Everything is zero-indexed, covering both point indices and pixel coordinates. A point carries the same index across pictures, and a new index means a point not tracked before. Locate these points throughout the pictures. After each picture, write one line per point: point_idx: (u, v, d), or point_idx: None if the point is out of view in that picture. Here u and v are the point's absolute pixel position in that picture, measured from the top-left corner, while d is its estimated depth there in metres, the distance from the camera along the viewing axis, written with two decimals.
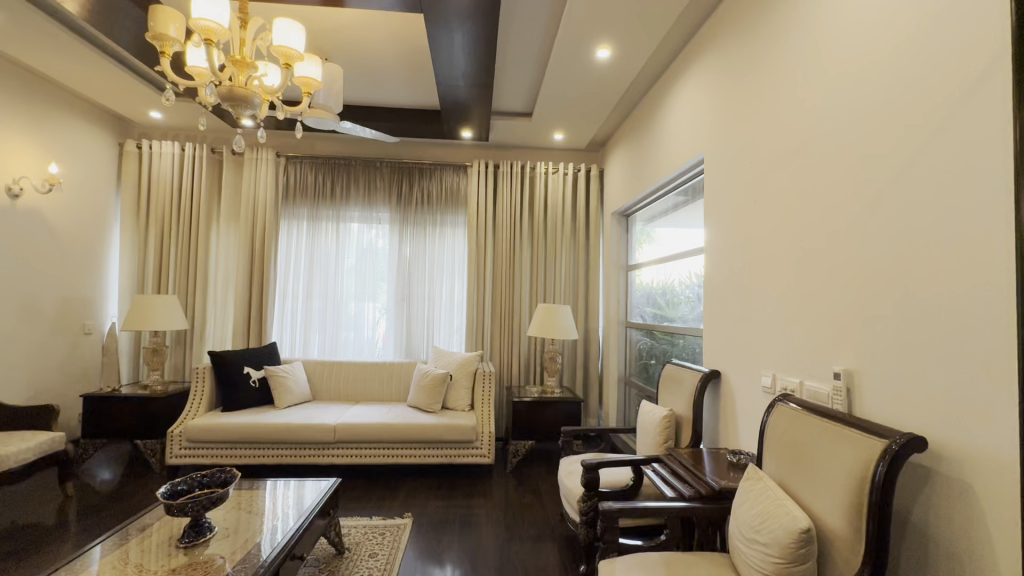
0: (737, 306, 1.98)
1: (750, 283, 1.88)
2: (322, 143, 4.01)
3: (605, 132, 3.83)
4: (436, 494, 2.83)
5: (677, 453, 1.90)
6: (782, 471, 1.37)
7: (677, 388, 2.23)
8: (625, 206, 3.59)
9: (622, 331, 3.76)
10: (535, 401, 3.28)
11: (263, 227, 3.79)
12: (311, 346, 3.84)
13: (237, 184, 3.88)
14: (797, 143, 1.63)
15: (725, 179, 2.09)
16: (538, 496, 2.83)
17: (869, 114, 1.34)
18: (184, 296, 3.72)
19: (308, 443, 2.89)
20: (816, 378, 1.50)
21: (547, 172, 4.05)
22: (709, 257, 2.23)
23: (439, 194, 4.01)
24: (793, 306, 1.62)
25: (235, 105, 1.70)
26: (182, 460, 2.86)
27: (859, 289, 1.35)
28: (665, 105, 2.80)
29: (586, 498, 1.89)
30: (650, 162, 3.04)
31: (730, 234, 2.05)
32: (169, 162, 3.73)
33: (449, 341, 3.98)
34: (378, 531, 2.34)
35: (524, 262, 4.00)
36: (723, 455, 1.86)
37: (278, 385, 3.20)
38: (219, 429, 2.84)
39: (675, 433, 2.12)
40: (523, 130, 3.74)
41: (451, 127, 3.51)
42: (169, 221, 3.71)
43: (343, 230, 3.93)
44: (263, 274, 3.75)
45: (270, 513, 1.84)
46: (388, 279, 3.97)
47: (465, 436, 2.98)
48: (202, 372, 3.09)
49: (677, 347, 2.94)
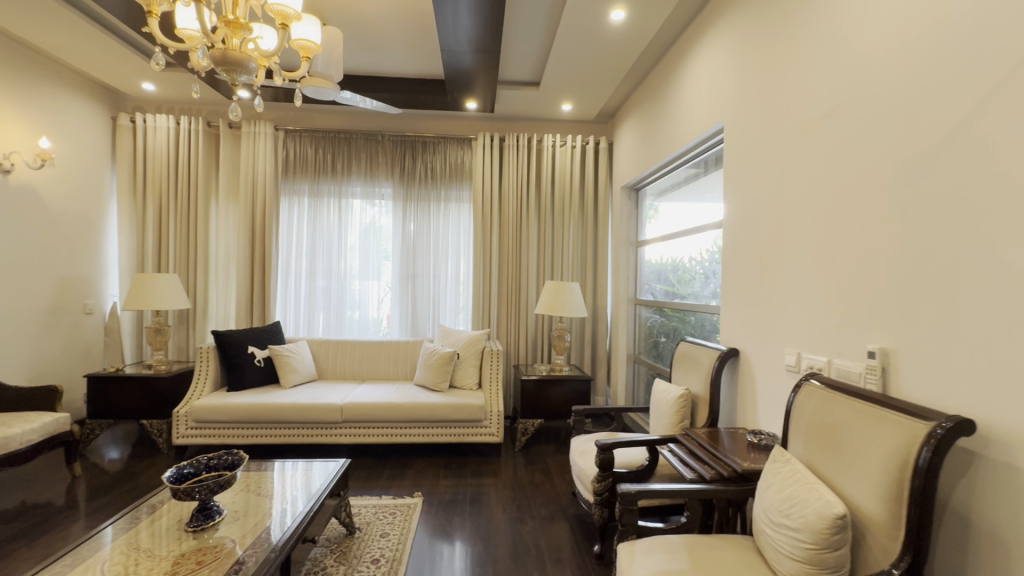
0: (758, 283, 1.90)
1: (773, 258, 1.80)
2: (322, 116, 3.87)
3: (615, 102, 3.69)
4: (446, 472, 2.81)
5: (694, 433, 1.85)
6: (810, 453, 1.31)
7: (693, 367, 2.17)
8: (636, 180, 3.48)
9: (632, 308, 3.69)
10: (543, 380, 3.24)
11: (262, 204, 3.69)
12: (316, 324, 3.79)
13: (235, 160, 3.77)
14: (830, 107, 1.52)
15: (748, 149, 1.98)
16: (548, 475, 2.81)
17: (914, 72, 1.22)
18: (185, 275, 3.65)
19: (314, 422, 2.86)
20: (847, 357, 1.43)
21: (554, 145, 3.91)
22: (727, 232, 2.14)
23: (443, 169, 3.90)
24: (821, 283, 1.53)
25: (229, 70, 1.58)
26: (189, 440, 2.84)
27: (898, 263, 1.26)
28: (681, 71, 2.67)
29: (601, 478, 1.86)
30: (664, 132, 2.91)
31: (751, 208, 1.96)
32: (164, 136, 3.61)
33: (455, 320, 3.92)
34: (388, 510, 2.32)
35: (532, 238, 3.90)
36: (741, 435, 1.81)
37: (283, 364, 3.15)
38: (225, 409, 2.81)
39: (690, 413, 2.07)
40: (530, 100, 3.60)
41: (454, 97, 3.38)
42: (167, 198, 3.61)
43: (345, 207, 3.83)
44: (265, 252, 3.68)
45: (279, 496, 1.81)
46: (393, 257, 3.89)
47: (474, 415, 2.95)
48: (206, 352, 3.04)
49: (689, 325, 2.87)
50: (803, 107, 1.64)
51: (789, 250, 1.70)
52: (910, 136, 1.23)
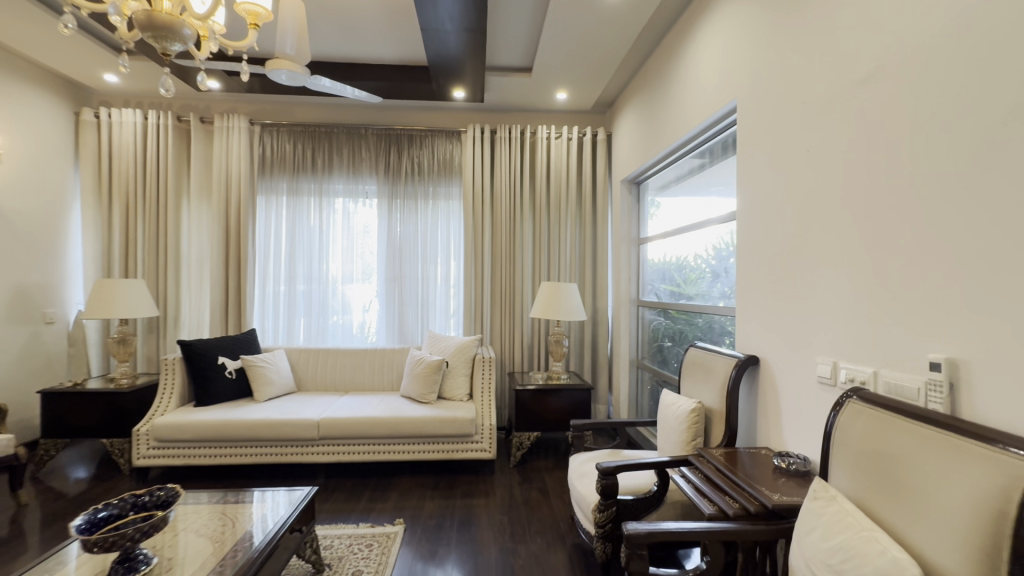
0: (780, 280, 1.65)
1: (799, 252, 1.55)
2: (301, 109, 3.63)
3: (614, 90, 3.46)
4: (433, 493, 2.56)
5: (710, 455, 1.60)
6: (863, 491, 1.06)
7: (704, 377, 1.92)
8: (636, 173, 3.25)
9: (634, 309, 3.45)
10: (540, 389, 2.99)
11: (237, 203, 3.44)
12: (296, 332, 3.55)
13: (208, 157, 3.53)
14: (871, 70, 1.27)
15: (766, 128, 1.73)
16: (545, 494, 2.57)
17: (988, 13, 0.97)
18: (154, 281, 3.40)
19: (288, 440, 2.62)
20: (898, 370, 1.17)
21: (549, 137, 3.67)
22: (743, 223, 1.90)
23: (430, 164, 3.66)
24: (861, 279, 1.28)
25: (159, 37, 1.35)
26: (151, 461, 2.59)
27: (970, 252, 1.00)
28: (686, 50, 2.43)
29: (603, 507, 1.63)
30: (668, 118, 2.68)
31: (771, 195, 1.71)
32: (130, 132, 3.37)
33: (445, 325, 3.67)
34: (364, 542, 2.06)
35: (526, 236, 3.66)
36: (765, 458, 1.57)
37: (256, 376, 2.90)
38: (189, 427, 2.56)
39: (703, 430, 1.83)
40: (522, 89, 3.35)
41: (440, 86, 3.15)
42: (134, 199, 3.36)
43: (326, 205, 3.60)
44: (240, 254, 3.43)
45: (262, 502, 1.77)
46: (379, 259, 3.64)
47: (464, 430, 2.69)
48: (172, 363, 2.79)
49: (697, 327, 2.64)
50: (835, 73, 1.39)
51: (819, 242, 1.45)
52: (985, 93, 0.98)
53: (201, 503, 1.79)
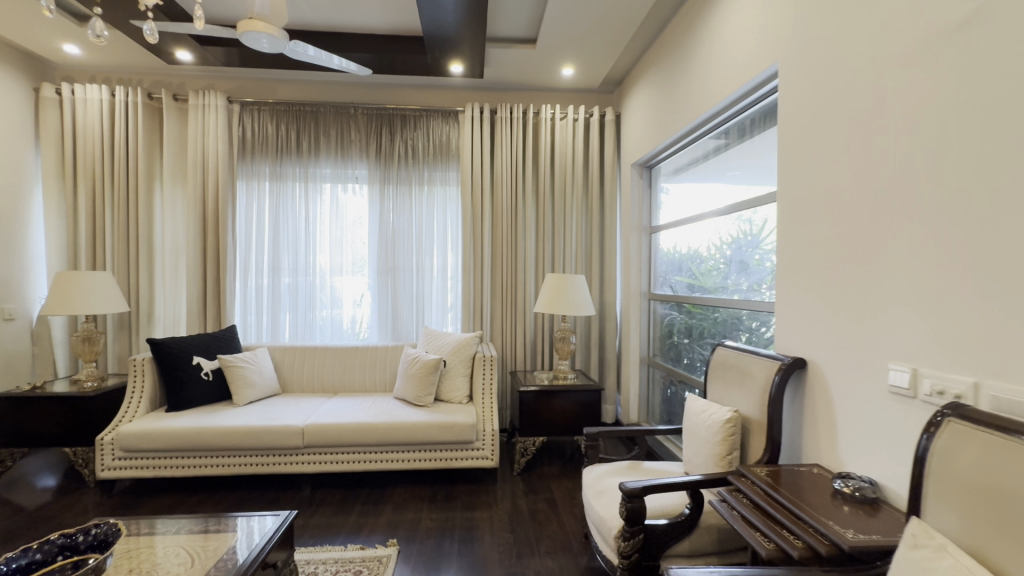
0: (835, 271, 1.41)
1: (862, 238, 1.31)
2: (285, 87, 3.35)
3: (625, 66, 3.20)
4: (429, 506, 2.33)
5: (755, 476, 1.37)
6: (984, 542, 0.83)
7: (738, 381, 1.69)
8: (648, 156, 3.00)
9: (645, 303, 3.21)
10: (544, 390, 2.76)
11: (215, 187, 3.16)
12: (281, 328, 3.29)
13: (182, 138, 3.24)
14: (971, 11, 1.02)
15: (819, 94, 1.49)
16: (553, 506, 2.34)
17: None
18: (125, 273, 3.12)
19: (270, 448, 2.37)
20: (1013, 382, 0.94)
21: (553, 117, 3.40)
22: (786, 206, 1.66)
23: (426, 148, 3.39)
24: (956, 270, 1.05)
25: None
26: (118, 473, 2.34)
27: None
28: (713, 13, 2.18)
29: (628, 534, 1.41)
30: (687, 93, 2.43)
31: (824, 172, 1.46)
32: (96, 110, 3.07)
33: (442, 320, 3.42)
34: (354, 567, 1.82)
35: (528, 224, 3.41)
36: (820, 480, 1.34)
37: (235, 378, 2.65)
38: (158, 435, 2.31)
39: (739, 443, 1.60)
40: (526, 63, 3.08)
41: (436, 59, 2.87)
42: (101, 183, 3.07)
43: (313, 191, 3.33)
44: (219, 244, 3.15)
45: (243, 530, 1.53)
46: (371, 249, 3.39)
47: (463, 436, 2.46)
48: (142, 364, 2.54)
49: (714, 323, 2.42)
50: (917, 19, 1.15)
51: (891, 226, 1.21)
52: None
53: (168, 532, 1.55)
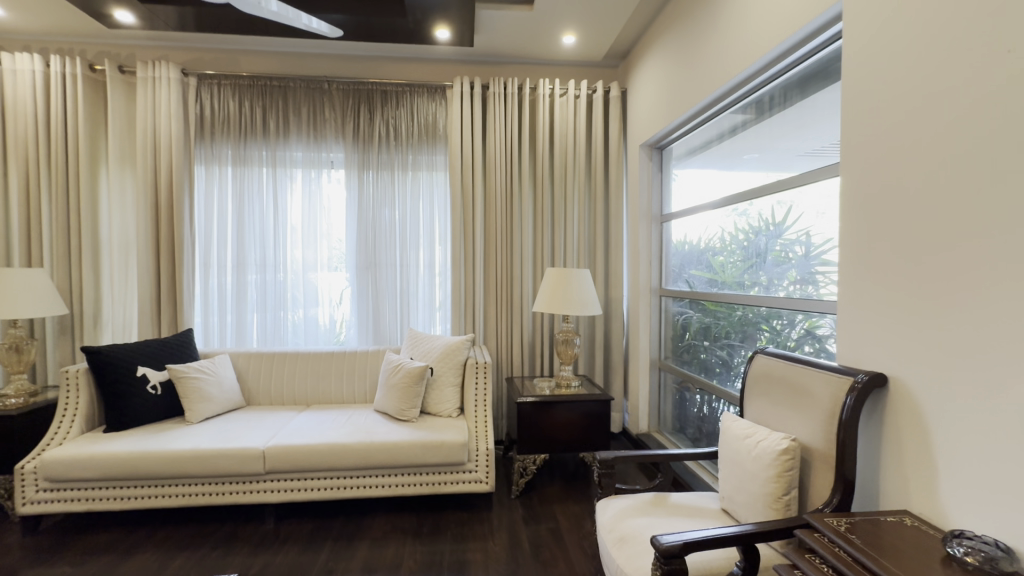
0: (934, 264, 1.09)
1: (982, 219, 0.98)
2: (250, 59, 2.98)
3: (632, 34, 2.85)
4: (414, 540, 1.99)
5: (830, 531, 1.05)
6: None
7: (793, 401, 1.36)
8: (659, 135, 2.66)
9: (656, 300, 2.88)
10: (544, 401, 2.42)
11: (168, 172, 2.78)
12: (247, 333, 2.93)
13: (132, 116, 2.85)
14: None
15: (904, 35, 1.16)
16: (559, 538, 2.01)
17: None
18: (66, 270, 2.73)
19: (226, 475, 2.03)
20: None
21: (552, 93, 3.05)
22: (852, 183, 1.33)
23: (410, 128, 3.03)
24: None
25: None
26: (44, 507, 1.98)
27: None
28: None
29: None
30: (707, 57, 2.09)
31: (913, 136, 1.14)
32: (26, 82, 2.66)
33: (429, 321, 3.08)
34: None
35: (525, 212, 3.06)
36: (921, 538, 1.01)
37: (188, 391, 2.29)
38: (90, 462, 1.95)
39: (798, 480, 1.27)
40: (521, 29, 2.72)
41: (419, 21, 2.50)
42: (35, 168, 2.67)
43: (282, 177, 2.95)
44: (175, 236, 2.77)
45: None
46: (348, 242, 3.02)
47: (453, 457, 2.12)
48: (76, 376, 2.18)
49: (731, 323, 2.12)
50: None
51: None
52: None
53: None
